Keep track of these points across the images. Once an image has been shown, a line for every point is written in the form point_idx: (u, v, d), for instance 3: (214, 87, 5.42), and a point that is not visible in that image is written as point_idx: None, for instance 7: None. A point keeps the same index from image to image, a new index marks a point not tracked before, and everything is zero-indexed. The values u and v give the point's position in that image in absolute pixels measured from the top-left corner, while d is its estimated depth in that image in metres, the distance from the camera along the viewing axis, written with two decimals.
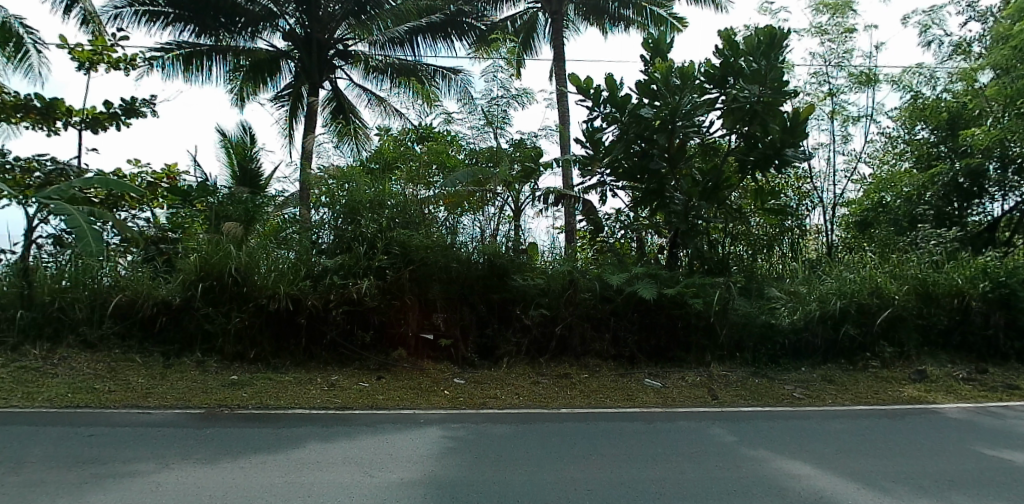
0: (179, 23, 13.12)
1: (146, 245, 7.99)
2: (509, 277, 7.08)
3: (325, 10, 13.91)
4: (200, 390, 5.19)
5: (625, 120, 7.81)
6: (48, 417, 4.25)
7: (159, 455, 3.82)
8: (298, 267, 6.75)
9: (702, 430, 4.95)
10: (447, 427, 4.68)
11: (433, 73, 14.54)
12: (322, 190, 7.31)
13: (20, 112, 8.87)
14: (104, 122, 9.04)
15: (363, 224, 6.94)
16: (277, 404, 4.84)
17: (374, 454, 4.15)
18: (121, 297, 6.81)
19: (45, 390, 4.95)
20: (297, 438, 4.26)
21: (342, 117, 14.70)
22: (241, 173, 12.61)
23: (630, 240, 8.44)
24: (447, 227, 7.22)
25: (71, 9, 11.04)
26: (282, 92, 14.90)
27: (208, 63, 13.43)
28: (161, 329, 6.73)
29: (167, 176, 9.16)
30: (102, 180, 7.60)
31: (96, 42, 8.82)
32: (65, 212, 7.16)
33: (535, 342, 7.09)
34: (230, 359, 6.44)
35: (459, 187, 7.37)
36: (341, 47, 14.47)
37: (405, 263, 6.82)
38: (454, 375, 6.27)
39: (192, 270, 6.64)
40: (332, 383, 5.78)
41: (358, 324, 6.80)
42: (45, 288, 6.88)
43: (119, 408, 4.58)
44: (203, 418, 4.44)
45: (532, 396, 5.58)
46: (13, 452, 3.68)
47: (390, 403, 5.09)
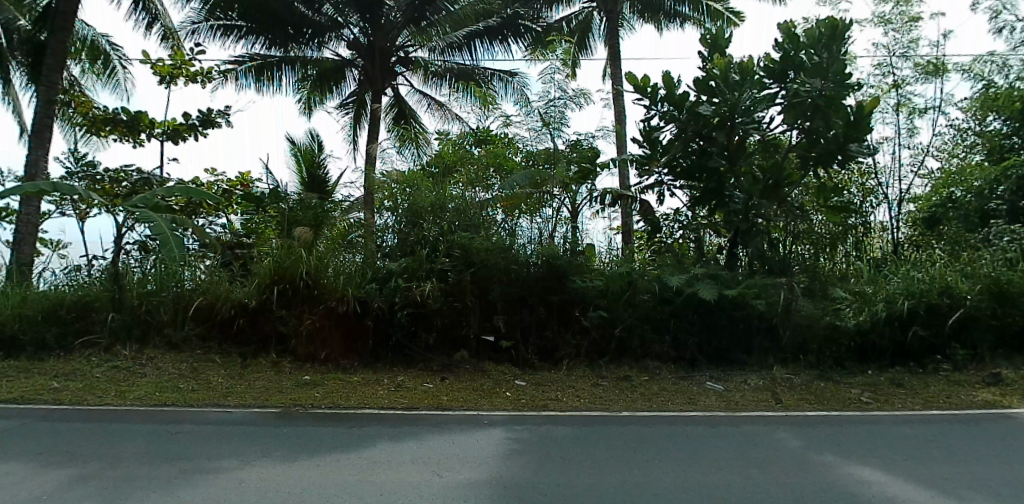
0: (251, 36, 13.44)
1: (223, 251, 8.22)
2: (567, 279, 7.00)
3: (387, 18, 13.90)
4: (275, 389, 5.35)
5: (683, 117, 7.71)
6: (140, 413, 4.49)
7: (240, 453, 4.04)
8: (364, 271, 6.93)
9: (765, 435, 4.84)
10: (510, 428, 4.71)
11: (489, 76, 14.67)
12: (386, 194, 7.44)
13: (109, 124, 9.43)
14: (183, 133, 9.46)
15: (426, 227, 7.03)
16: (348, 404, 4.95)
17: (437, 457, 4.25)
18: (202, 300, 7.10)
19: (135, 388, 5.21)
20: (368, 437, 4.41)
21: (404, 122, 15.12)
22: (310, 180, 12.98)
23: (689, 241, 8.18)
24: (506, 228, 7.26)
25: (152, 25, 11.68)
26: (348, 99, 15.40)
27: (278, 72, 14.07)
28: (239, 330, 6.99)
29: (241, 184, 9.76)
30: (182, 187, 7.85)
31: (175, 56, 9.26)
32: (150, 220, 7.48)
33: (594, 344, 7.07)
34: (302, 360, 6.66)
35: (517, 189, 7.45)
36: (402, 55, 14.65)
37: (467, 265, 6.85)
38: (516, 377, 6.25)
39: (267, 273, 6.89)
40: (398, 383, 5.87)
41: (422, 326, 6.91)
42: (133, 292, 7.20)
43: (203, 405, 4.78)
44: (278, 416, 4.61)
45: (594, 397, 5.50)
46: (111, 447, 3.96)
47: (454, 404, 5.13)
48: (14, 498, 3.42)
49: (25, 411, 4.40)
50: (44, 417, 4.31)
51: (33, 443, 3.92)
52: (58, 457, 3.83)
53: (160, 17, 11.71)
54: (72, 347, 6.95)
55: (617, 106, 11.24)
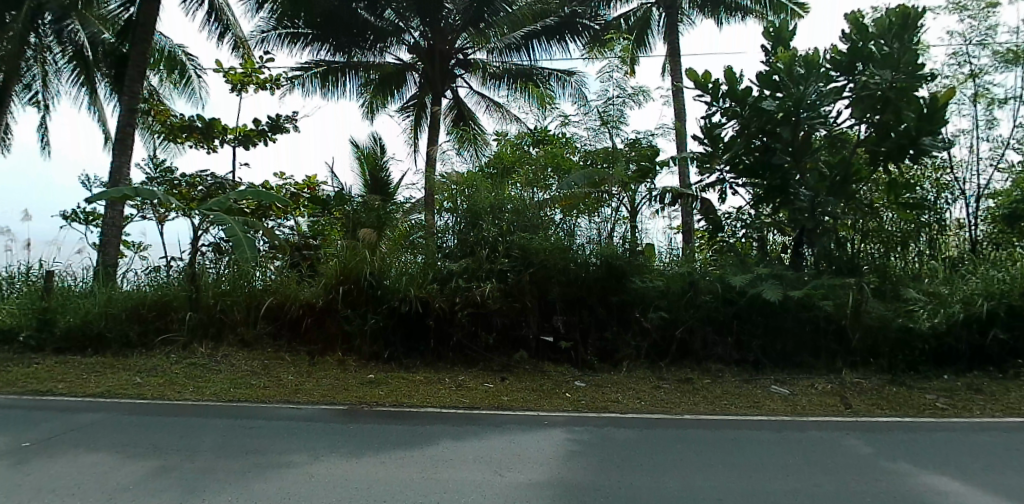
0: (317, 43, 13.90)
1: (291, 252, 8.56)
2: (627, 279, 6.92)
3: (447, 22, 14.16)
4: (342, 387, 5.47)
5: (746, 113, 7.59)
6: (216, 408, 4.67)
7: (309, 448, 4.17)
8: (426, 270, 7.02)
9: (834, 441, 4.64)
10: (571, 430, 4.68)
11: (548, 76, 14.76)
12: (446, 195, 7.40)
13: (186, 132, 9.87)
14: (254, 139, 9.84)
15: (485, 228, 6.92)
16: (412, 402, 5.02)
17: (497, 456, 4.27)
18: (272, 299, 7.42)
19: (211, 385, 5.41)
20: (432, 435, 4.46)
21: (463, 124, 15.47)
22: (373, 183, 13.25)
23: (752, 240, 7.91)
24: (565, 228, 7.22)
25: (224, 35, 12.19)
26: (409, 103, 15.62)
27: (342, 78, 14.44)
28: (306, 329, 7.23)
29: (308, 187, 10.08)
30: (254, 191, 8.20)
31: (246, 65, 9.65)
32: (225, 223, 7.79)
33: (655, 346, 6.88)
34: (366, 358, 6.81)
35: (576, 188, 7.45)
36: (462, 57, 14.80)
37: (525, 265, 6.78)
38: (577, 379, 6.16)
39: (333, 274, 7.13)
40: (459, 383, 5.90)
41: (482, 325, 6.86)
42: (209, 292, 7.51)
43: (274, 402, 4.93)
44: (345, 413, 4.72)
45: (655, 400, 5.41)
46: (191, 440, 4.15)
47: (515, 404, 5.13)
48: (106, 486, 3.61)
49: (113, 404, 4.64)
50: (130, 410, 4.53)
51: (120, 434, 4.13)
52: (143, 448, 4.02)
53: (231, 27, 12.22)
54: (152, 344, 7.26)
55: (676, 103, 11.00)
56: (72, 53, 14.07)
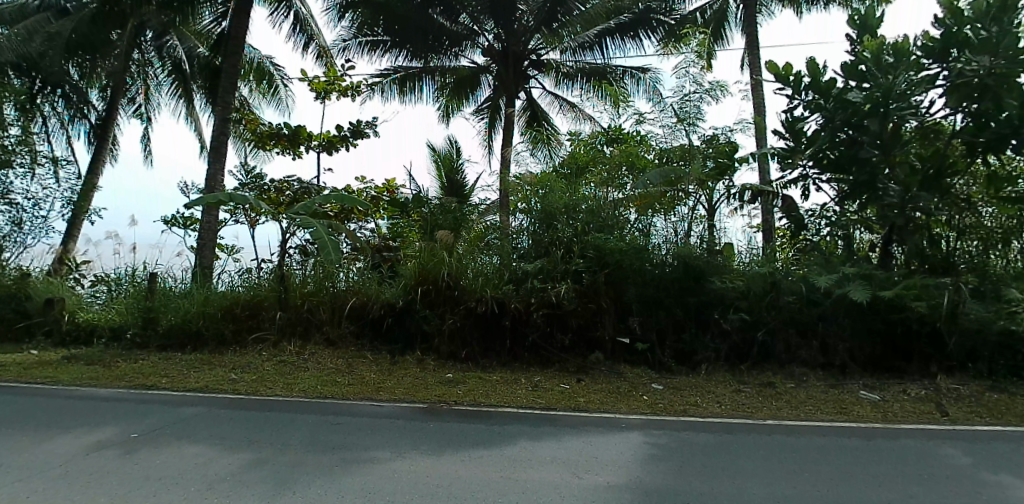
0: (395, 49, 14.17)
1: (372, 253, 8.63)
2: (706, 279, 6.75)
3: (520, 23, 14.15)
4: (424, 386, 5.57)
5: (830, 106, 7.36)
6: (305, 404, 4.84)
7: (391, 445, 4.26)
8: (501, 271, 7.05)
9: (931, 450, 4.37)
10: (649, 433, 4.60)
11: (622, 73, 14.71)
12: (519, 196, 7.35)
13: (273, 139, 10.71)
14: (337, 145, 10.25)
15: (560, 229, 6.97)
16: (490, 402, 5.05)
17: (574, 457, 4.25)
18: (354, 300, 7.66)
19: (299, 382, 5.62)
20: (509, 435, 4.47)
21: (536, 124, 15.70)
22: (449, 185, 13.47)
23: (837, 239, 7.66)
24: (640, 228, 7.11)
25: (308, 45, 12.69)
26: (483, 105, 16.02)
27: (419, 83, 14.97)
28: (388, 329, 7.49)
29: (386, 191, 10.96)
30: (337, 195, 8.54)
31: (329, 73, 10.02)
32: (311, 227, 8.20)
33: (735, 348, 6.73)
34: (445, 358, 6.96)
35: (652, 188, 7.15)
36: (536, 58, 15.02)
37: (600, 266, 6.80)
38: (653, 381, 6.05)
39: (412, 275, 7.34)
40: (535, 383, 5.90)
41: (557, 326, 6.88)
42: (297, 292, 7.80)
43: (359, 400, 5.07)
44: (425, 411, 4.80)
45: (736, 404, 5.24)
46: (280, 434, 4.31)
47: (594, 406, 5.08)
48: (205, 476, 3.81)
49: (211, 398, 4.90)
50: (227, 403, 4.77)
51: (216, 426, 4.35)
52: (237, 440, 4.20)
53: (314, 37, 12.69)
54: (245, 341, 7.66)
55: (755, 97, 10.63)
56: (172, 68, 15.78)
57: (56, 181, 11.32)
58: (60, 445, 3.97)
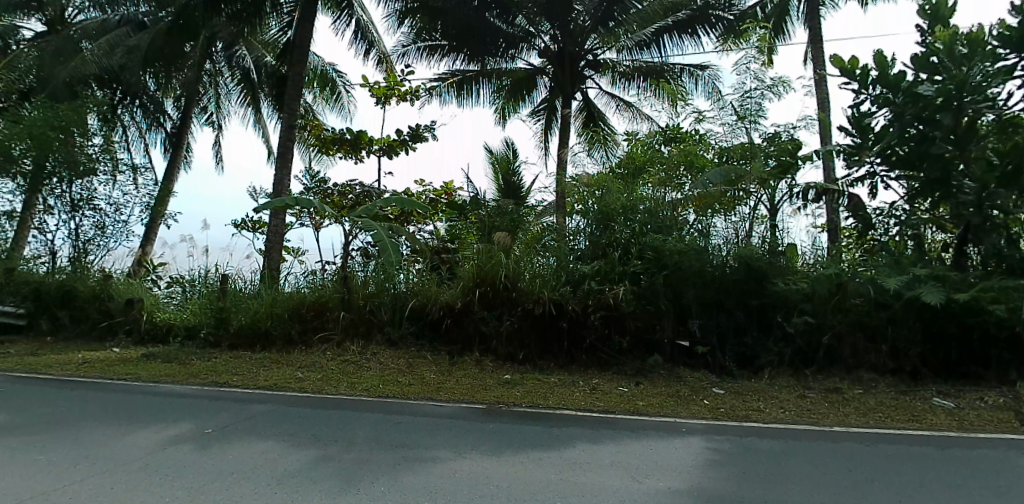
0: (452, 54, 14.45)
1: (431, 255, 8.70)
2: (768, 281, 6.50)
3: (576, 23, 14.08)
4: (484, 387, 5.62)
5: (899, 100, 7.10)
6: (368, 403, 4.94)
7: (451, 445, 4.30)
8: (558, 273, 7.04)
9: (1014, 461, 4.14)
10: (710, 438, 4.51)
11: (680, 71, 14.54)
12: (576, 196, 7.41)
13: (336, 144, 11.16)
14: (395, 149, 10.75)
15: (617, 231, 6.93)
16: (548, 404, 5.05)
17: (633, 461, 4.20)
18: (414, 302, 7.78)
19: (363, 381, 5.78)
20: (569, 438, 4.46)
21: (593, 125, 15.79)
22: (505, 186, 13.53)
23: (907, 239, 7.38)
24: (699, 229, 7.01)
25: (369, 52, 13.05)
26: (539, 106, 16.23)
27: (476, 86, 15.31)
28: (447, 330, 7.57)
29: (445, 193, 11.35)
30: (398, 198, 8.46)
31: (389, 79, 10.34)
32: (373, 229, 8.42)
33: (800, 351, 6.56)
34: (503, 359, 7.08)
35: (711, 188, 7.02)
36: (592, 58, 14.96)
37: (659, 268, 6.63)
38: (714, 385, 5.93)
39: (470, 277, 7.40)
40: (594, 385, 5.88)
41: (615, 328, 6.88)
42: (359, 294, 8.02)
43: (420, 399, 5.15)
44: (485, 412, 4.84)
45: (802, 410, 5.11)
46: (344, 431, 4.41)
47: (653, 410, 5.02)
48: (273, 472, 3.93)
49: (278, 396, 5.06)
50: (294, 402, 4.92)
51: (283, 424, 4.47)
52: (303, 438, 4.31)
53: (375, 43, 12.99)
54: (311, 341, 7.93)
55: (819, 93, 10.31)
56: (241, 76, 16.33)
57: (135, 186, 11.89)
58: (140, 438, 4.16)
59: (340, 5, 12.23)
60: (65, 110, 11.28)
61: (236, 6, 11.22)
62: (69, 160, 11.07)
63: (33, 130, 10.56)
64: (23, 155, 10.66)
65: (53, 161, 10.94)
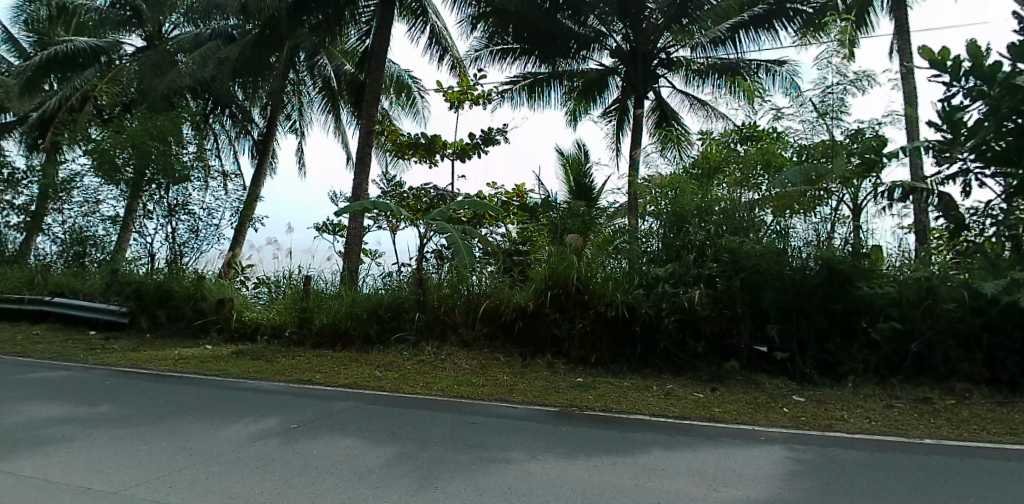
0: (524, 57, 14.66)
1: (503, 257, 8.81)
2: (853, 285, 6.32)
3: (648, 21, 13.84)
4: (558, 389, 5.68)
5: (995, 93, 6.90)
6: (444, 403, 5.04)
7: (526, 446, 4.32)
8: (630, 276, 7.07)
9: None
10: (791, 447, 4.38)
11: (756, 67, 14.21)
12: (648, 198, 7.46)
13: (412, 148, 11.85)
14: (468, 152, 11.41)
15: (691, 232, 6.95)
16: (622, 408, 5.04)
17: (711, 467, 4.12)
18: (488, 303, 7.88)
19: (438, 381, 5.91)
20: (643, 443, 4.41)
21: (666, 125, 15.67)
22: (578, 188, 13.81)
23: (1005, 241, 7.04)
24: (777, 230, 6.83)
25: (442, 58, 13.15)
26: (610, 108, 16.22)
27: (547, 88, 15.36)
28: (519, 331, 7.67)
29: (516, 195, 11.45)
30: (470, 201, 8.77)
31: (462, 84, 10.72)
32: (446, 231, 8.59)
33: (885, 359, 6.27)
34: (575, 362, 7.11)
35: (791, 187, 6.80)
36: (665, 56, 14.73)
37: (736, 271, 6.57)
38: (793, 392, 5.77)
39: (542, 279, 7.46)
40: (668, 390, 5.81)
41: (690, 333, 6.78)
42: (434, 295, 8.23)
43: (494, 400, 5.23)
44: (558, 415, 4.86)
45: (887, 420, 4.89)
46: (421, 431, 4.50)
47: (730, 417, 4.92)
48: (354, 467, 4.04)
49: (358, 395, 5.23)
50: (372, 401, 5.06)
51: (362, 422, 4.59)
52: (382, 436, 4.42)
53: (450, 49, 13.19)
54: (388, 341, 8.20)
55: (907, 87, 9.86)
56: (321, 84, 16.79)
57: (226, 192, 12.47)
58: (230, 431, 4.37)
59: (415, 12, 12.61)
60: (165, 119, 12.11)
61: (316, 16, 11.87)
62: (164, 167, 11.79)
63: (135, 139, 11.56)
64: (126, 164, 11.75)
65: (151, 169, 11.80)
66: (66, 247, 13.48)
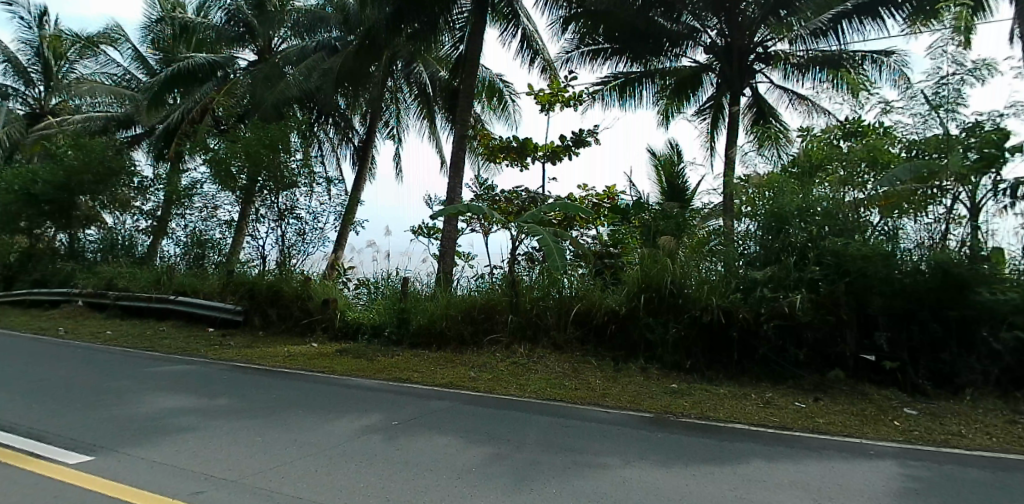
0: (616, 56, 14.68)
1: (594, 260, 9.20)
2: (970, 290, 5.86)
3: (744, 14, 13.42)
4: (652, 395, 5.68)
5: None
6: (538, 407, 5.11)
7: (621, 452, 4.28)
8: (727, 280, 7.00)
9: None
10: (905, 464, 4.13)
11: (861, 59, 13.58)
12: (744, 199, 7.52)
13: (504, 152, 12.25)
14: (560, 154, 11.42)
15: (792, 234, 6.72)
16: (719, 417, 4.94)
17: (817, 479, 3.94)
18: (580, 306, 8.00)
19: (531, 383, 6.07)
20: (742, 453, 4.28)
21: (763, 121, 15.13)
22: (670, 190, 14.26)
23: None
24: (885, 231, 6.67)
25: (534, 59, 13.36)
26: (705, 105, 15.90)
27: (638, 87, 15.24)
28: (612, 335, 7.76)
29: (607, 197, 11.60)
30: (562, 204, 8.91)
31: (552, 85, 10.78)
32: (537, 234, 8.89)
33: (1009, 371, 5.88)
34: (668, 368, 7.01)
35: (901, 185, 6.63)
36: (762, 51, 14.20)
37: (840, 275, 6.34)
38: (904, 405, 5.48)
39: (635, 282, 7.54)
40: (767, 399, 5.64)
41: (791, 340, 6.56)
42: (527, 298, 8.39)
43: (587, 404, 5.29)
44: (653, 421, 4.82)
45: (1013, 438, 4.54)
46: (517, 432, 4.56)
47: (837, 429, 4.72)
48: (452, 466, 4.11)
49: (456, 396, 5.39)
50: (469, 402, 5.19)
51: (458, 422, 4.70)
52: (477, 436, 4.49)
53: (541, 50, 13.30)
54: (481, 342, 8.37)
55: None
56: (417, 93, 17.63)
57: (330, 197, 13.10)
58: (335, 426, 4.57)
59: (508, 16, 12.70)
60: (275, 128, 12.75)
61: (414, 25, 12.08)
62: (274, 174, 12.48)
63: (250, 148, 12.24)
64: (240, 171, 12.51)
65: (263, 176, 12.51)
66: (188, 249, 14.65)
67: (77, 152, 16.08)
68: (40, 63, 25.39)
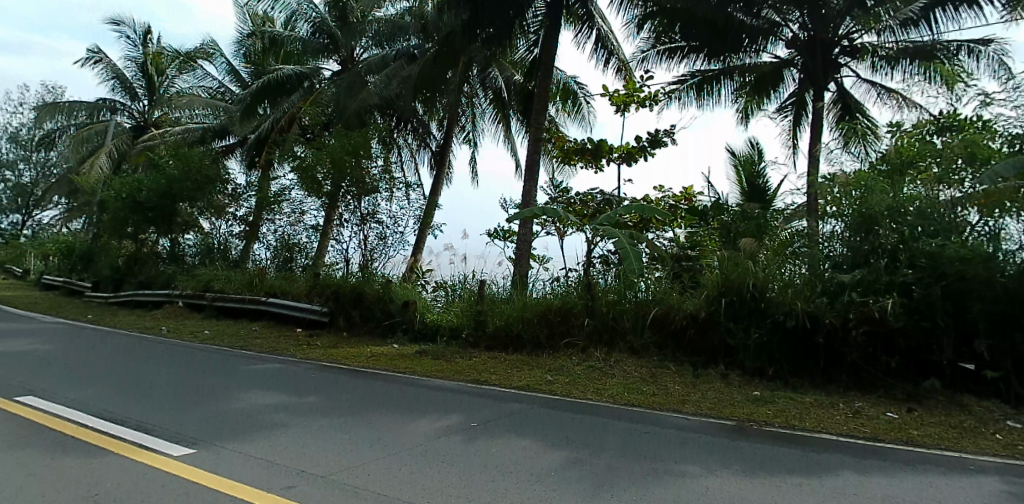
0: (692, 54, 14.42)
1: (671, 263, 9.06)
2: None
3: (828, 7, 12.77)
4: (734, 402, 5.57)
5: None
6: (617, 413, 5.11)
7: (701, 460, 4.22)
8: (812, 284, 6.78)
9: None
10: (1011, 481, 3.88)
11: (956, 48, 12.82)
12: (829, 200, 7.29)
13: (579, 154, 12.59)
14: (636, 155, 11.32)
15: (882, 235, 6.55)
16: (805, 426, 4.80)
17: (911, 492, 3.77)
18: (657, 309, 7.90)
19: (608, 387, 6.08)
20: (830, 464, 4.14)
21: (849, 117, 14.56)
22: (750, 190, 13.95)
23: None
24: (985, 231, 6.40)
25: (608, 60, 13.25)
26: (785, 103, 15.43)
27: (716, 85, 15.03)
28: (690, 341, 7.61)
29: (685, 198, 11.76)
30: (637, 206, 8.80)
31: (629, 87, 10.64)
32: (613, 236, 9.02)
33: None
34: (751, 374, 6.87)
35: (1002, 182, 6.16)
36: (848, 44, 13.75)
37: (936, 278, 6.04)
38: (1009, 417, 5.16)
39: (714, 286, 7.39)
40: (857, 409, 5.44)
41: (882, 347, 6.33)
42: (603, 301, 8.39)
43: (668, 411, 5.26)
44: (734, 430, 4.73)
45: None
46: (596, 437, 4.58)
47: (934, 442, 4.49)
48: (530, 468, 4.15)
49: (534, 400, 5.44)
50: (547, 406, 5.24)
51: (537, 426, 4.75)
52: (555, 440, 4.53)
53: (614, 50, 13.16)
54: (557, 346, 8.44)
55: None
56: (492, 97, 17.48)
57: (408, 201, 13.44)
58: (417, 426, 4.70)
59: (581, 17, 12.62)
60: (355, 135, 13.26)
61: (488, 29, 12.07)
62: (357, 181, 12.97)
63: (335, 154, 12.76)
64: (325, 178, 12.96)
65: (346, 181, 12.95)
66: (277, 252, 15.45)
67: (175, 161, 17.27)
68: (141, 79, 27.31)
